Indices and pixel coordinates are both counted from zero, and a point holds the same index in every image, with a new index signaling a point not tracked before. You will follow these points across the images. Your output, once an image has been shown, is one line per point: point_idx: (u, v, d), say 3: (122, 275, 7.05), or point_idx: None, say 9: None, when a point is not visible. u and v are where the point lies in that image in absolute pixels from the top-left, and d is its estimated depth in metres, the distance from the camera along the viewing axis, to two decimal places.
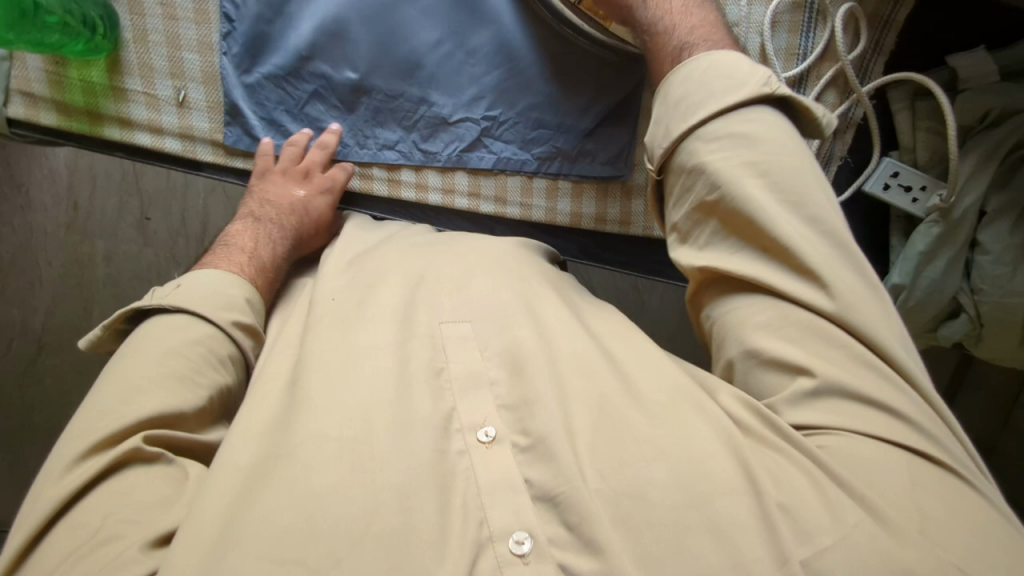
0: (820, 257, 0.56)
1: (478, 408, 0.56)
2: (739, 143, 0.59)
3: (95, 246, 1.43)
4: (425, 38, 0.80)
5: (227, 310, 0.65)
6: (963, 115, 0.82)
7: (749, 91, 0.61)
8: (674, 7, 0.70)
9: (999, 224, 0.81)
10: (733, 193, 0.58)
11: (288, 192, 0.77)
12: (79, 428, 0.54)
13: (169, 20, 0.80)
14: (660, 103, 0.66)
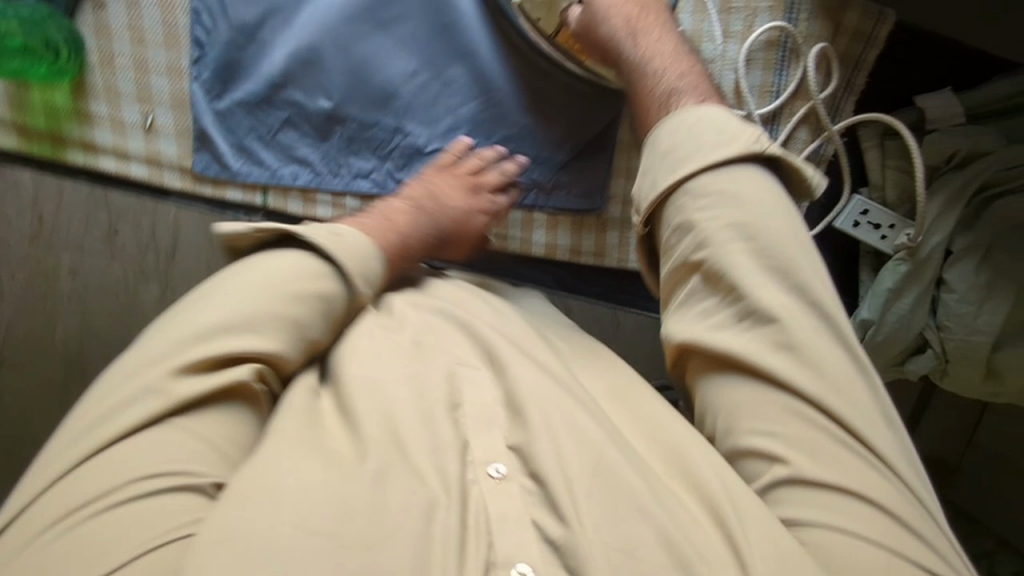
0: (803, 332, 0.56)
1: (488, 444, 0.57)
2: (729, 204, 0.60)
3: (60, 260, 1.37)
4: (402, 69, 0.80)
5: (361, 278, 0.64)
6: (930, 156, 0.83)
7: (735, 147, 0.62)
8: (661, 49, 0.70)
9: (965, 263, 0.82)
10: (716, 256, 0.59)
11: (458, 195, 0.75)
12: (178, 341, 0.56)
13: (137, 44, 0.78)
14: (648, 151, 0.66)
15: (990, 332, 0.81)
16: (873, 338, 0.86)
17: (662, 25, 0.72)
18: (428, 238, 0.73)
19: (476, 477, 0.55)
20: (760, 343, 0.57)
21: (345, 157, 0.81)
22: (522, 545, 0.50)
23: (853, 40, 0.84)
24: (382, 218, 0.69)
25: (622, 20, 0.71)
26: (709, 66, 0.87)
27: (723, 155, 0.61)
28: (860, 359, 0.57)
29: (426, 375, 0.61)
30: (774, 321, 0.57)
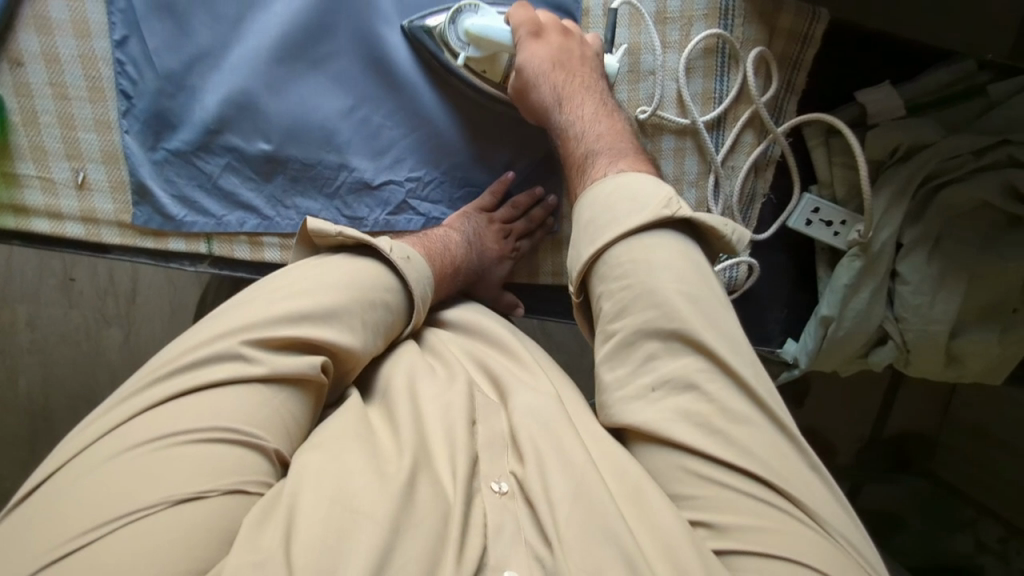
0: (714, 398, 0.58)
1: (499, 464, 0.60)
2: (641, 271, 0.62)
3: (17, 312, 1.34)
4: (339, 105, 0.80)
5: (421, 302, 0.71)
6: (874, 151, 0.83)
7: (650, 214, 0.63)
8: (584, 116, 0.74)
9: (916, 255, 0.82)
10: (631, 325, 0.61)
11: (490, 234, 0.81)
12: (268, 318, 0.61)
13: (60, 99, 0.76)
14: (576, 211, 0.70)
15: (946, 320, 0.82)
16: (835, 334, 0.86)
17: (587, 88, 0.76)
18: (469, 270, 0.79)
19: (481, 488, 0.58)
20: (676, 407, 0.58)
21: (290, 198, 0.80)
22: (513, 554, 0.54)
23: (790, 42, 0.85)
24: (437, 245, 0.76)
25: (550, 88, 0.75)
26: (651, 77, 0.87)
27: (640, 222, 0.63)
28: (781, 423, 0.59)
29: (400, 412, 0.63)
30: (693, 384, 0.58)
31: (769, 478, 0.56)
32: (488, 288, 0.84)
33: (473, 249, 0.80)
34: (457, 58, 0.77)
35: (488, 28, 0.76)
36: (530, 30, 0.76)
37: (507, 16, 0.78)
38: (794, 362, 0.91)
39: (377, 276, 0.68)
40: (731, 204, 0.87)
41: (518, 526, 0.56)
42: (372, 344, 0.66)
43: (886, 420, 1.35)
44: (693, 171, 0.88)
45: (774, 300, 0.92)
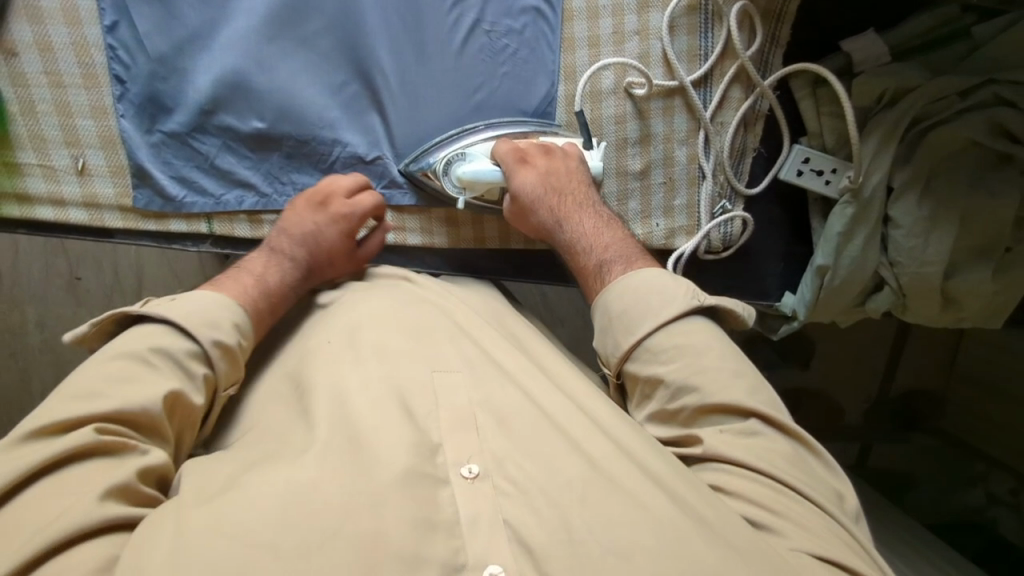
0: (761, 429, 0.62)
1: (467, 445, 0.57)
2: (687, 357, 0.65)
3: (26, 313, 1.36)
4: (328, 82, 0.81)
5: (209, 327, 0.64)
6: (861, 98, 0.84)
7: (685, 305, 0.68)
8: (586, 230, 0.77)
9: (908, 197, 0.83)
10: (695, 402, 0.63)
11: (303, 223, 0.75)
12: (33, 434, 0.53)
13: (55, 88, 0.77)
14: (600, 314, 0.73)
15: (941, 260, 0.83)
16: (831, 283, 0.87)
17: (583, 200, 0.79)
18: (293, 272, 0.74)
19: (449, 476, 0.55)
20: (732, 436, 0.62)
21: (286, 175, 0.82)
22: (493, 546, 0.51)
23: None
24: (235, 274, 0.72)
25: (548, 209, 0.78)
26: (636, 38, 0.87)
27: (679, 311, 0.68)
28: (808, 444, 0.63)
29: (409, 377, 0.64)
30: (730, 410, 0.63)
31: (781, 471, 0.59)
32: (342, 264, 0.78)
33: (281, 255, 0.74)
34: (455, 194, 0.80)
35: (479, 172, 0.79)
36: (515, 161, 0.79)
37: (491, 149, 0.81)
38: (793, 314, 0.92)
39: (146, 335, 0.62)
40: (722, 159, 0.88)
41: (497, 510, 0.53)
42: (194, 378, 0.63)
43: (890, 382, 1.37)
44: (683, 128, 0.89)
45: (769, 255, 0.93)
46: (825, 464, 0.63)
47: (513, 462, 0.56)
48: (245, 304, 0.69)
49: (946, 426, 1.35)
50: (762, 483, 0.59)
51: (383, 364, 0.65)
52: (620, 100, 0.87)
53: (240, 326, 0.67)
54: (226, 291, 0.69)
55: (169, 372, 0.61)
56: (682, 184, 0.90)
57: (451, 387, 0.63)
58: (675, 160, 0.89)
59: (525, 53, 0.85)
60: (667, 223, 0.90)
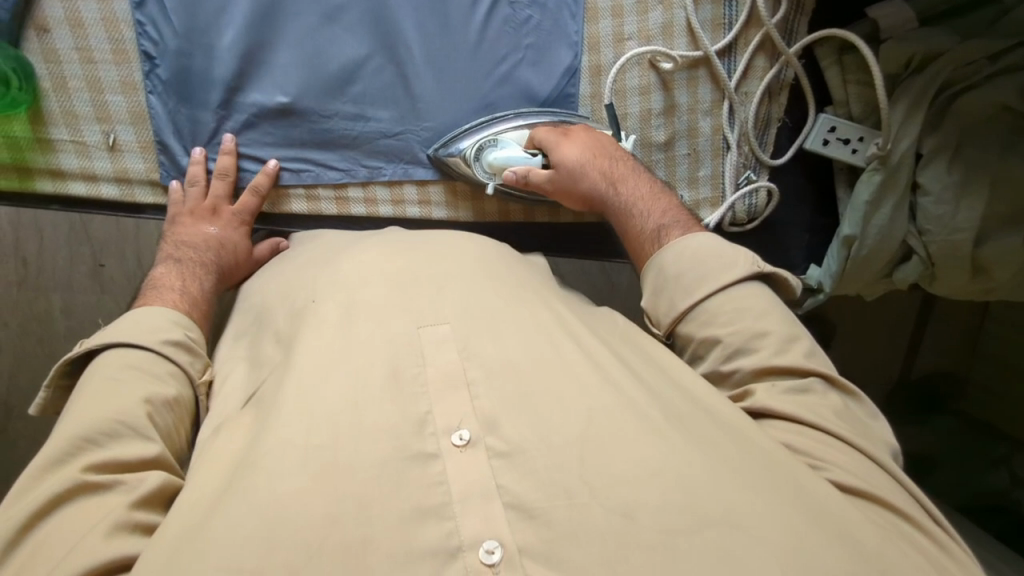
0: (814, 386, 0.61)
1: (457, 409, 0.55)
2: (747, 318, 0.64)
3: (52, 300, 1.32)
4: (352, 55, 0.81)
5: (160, 331, 0.65)
6: (889, 65, 0.83)
7: (746, 273, 0.67)
8: (640, 194, 0.75)
9: (937, 163, 0.82)
10: (753, 362, 0.63)
11: (200, 231, 0.76)
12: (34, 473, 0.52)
13: (87, 64, 0.78)
14: (652, 276, 0.71)
15: (972, 227, 0.82)
16: (858, 254, 0.85)
17: (628, 166, 0.78)
18: (208, 279, 0.74)
19: (440, 449, 0.52)
20: (791, 393, 0.61)
21: (310, 150, 0.82)
22: (490, 521, 0.49)
23: None
24: (157, 290, 0.70)
25: (596, 172, 0.76)
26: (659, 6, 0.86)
27: (737, 277, 0.66)
28: (849, 392, 0.63)
29: (424, 338, 0.60)
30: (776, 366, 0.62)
31: (830, 423, 0.59)
32: (245, 269, 0.78)
33: (191, 263, 0.74)
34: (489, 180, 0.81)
35: (511, 157, 0.79)
36: (556, 138, 0.79)
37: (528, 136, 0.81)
38: (818, 287, 0.91)
39: (106, 363, 0.62)
40: (747, 129, 0.87)
41: (491, 477, 0.51)
42: (163, 378, 0.63)
43: (913, 361, 1.35)
44: (707, 99, 0.88)
45: (793, 227, 0.92)
46: (864, 409, 0.63)
47: (511, 428, 0.53)
48: (179, 310, 0.69)
49: (972, 408, 1.31)
50: (810, 434, 0.58)
51: (369, 325, 0.62)
52: (644, 71, 0.88)
53: (183, 324, 0.67)
54: (156, 304, 0.68)
55: (136, 380, 0.61)
56: (706, 155, 0.89)
57: (439, 343, 0.59)
58: (699, 131, 0.89)
59: (547, 25, 0.85)
60: (692, 195, 0.90)
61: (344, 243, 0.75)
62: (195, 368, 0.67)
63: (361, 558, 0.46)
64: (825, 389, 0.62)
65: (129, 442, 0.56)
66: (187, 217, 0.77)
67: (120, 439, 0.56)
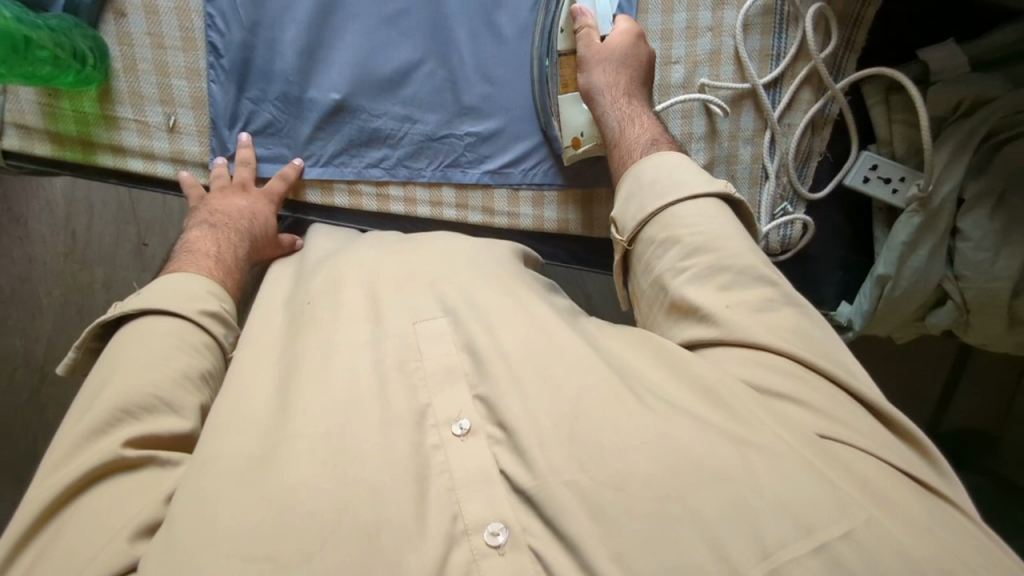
0: (766, 300, 0.62)
1: (456, 399, 0.56)
2: (710, 223, 0.67)
3: (94, 274, 1.37)
4: (405, 59, 0.84)
5: (193, 302, 0.66)
6: (937, 106, 0.82)
7: (714, 188, 0.69)
8: (644, 110, 0.78)
9: (978, 211, 0.82)
10: (711, 260, 0.64)
11: (234, 205, 0.79)
12: (73, 447, 0.54)
13: (157, 49, 0.82)
14: (627, 185, 0.73)
15: (1010, 276, 0.81)
16: (892, 293, 0.85)
17: (641, 94, 0.79)
18: (242, 247, 0.75)
19: (442, 440, 0.54)
20: (745, 302, 0.62)
21: (356, 148, 0.85)
22: (492, 506, 0.51)
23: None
24: (193, 257, 0.71)
25: (612, 74, 0.78)
26: (709, 34, 0.88)
27: (706, 192, 0.69)
28: (814, 318, 0.63)
29: (418, 332, 0.61)
30: (727, 269, 0.64)
31: (813, 356, 0.59)
32: (270, 250, 0.80)
33: (227, 233, 0.75)
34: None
35: (602, 6, 0.82)
36: (626, 28, 0.79)
37: (615, 18, 0.81)
38: (848, 324, 0.90)
39: (140, 330, 0.62)
40: (787, 161, 0.88)
41: (492, 461, 0.53)
42: (196, 349, 0.63)
43: (944, 413, 1.32)
44: (749, 127, 0.89)
45: (827, 262, 0.91)
46: (815, 317, 0.63)
47: (523, 423, 0.54)
48: (214, 278, 0.70)
49: (1004, 466, 1.27)
50: (762, 365, 0.59)
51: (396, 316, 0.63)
52: (688, 95, 0.89)
53: (217, 294, 0.69)
54: (192, 271, 0.69)
55: (176, 354, 0.61)
56: (744, 182, 0.90)
57: (436, 338, 0.60)
58: (738, 158, 0.90)
59: None
60: None
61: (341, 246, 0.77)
62: (225, 338, 0.67)
63: (374, 536, 0.48)
64: (781, 304, 0.62)
65: (164, 417, 0.57)
66: (218, 193, 0.80)
67: (156, 415, 0.57)
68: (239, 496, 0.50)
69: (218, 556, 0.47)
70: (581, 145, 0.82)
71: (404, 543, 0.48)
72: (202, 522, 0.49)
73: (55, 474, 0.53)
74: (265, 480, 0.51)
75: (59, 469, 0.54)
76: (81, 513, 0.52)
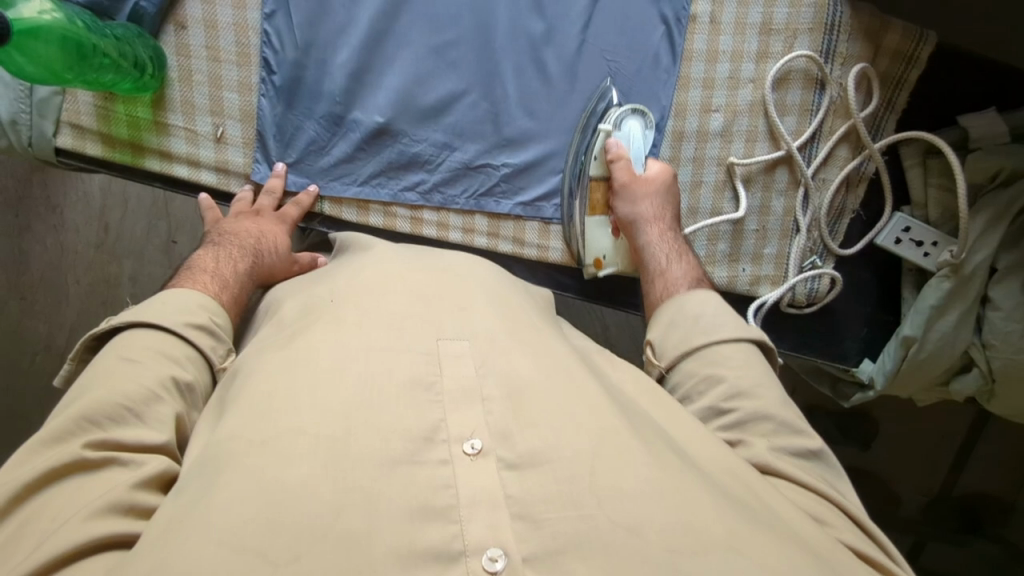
0: (800, 451, 0.63)
1: (471, 418, 0.55)
2: (751, 370, 0.68)
3: (122, 267, 1.39)
4: (449, 89, 0.86)
5: (179, 315, 0.66)
6: (975, 174, 0.83)
7: (753, 332, 0.71)
8: (679, 249, 0.82)
9: (1010, 282, 0.81)
10: (754, 407, 0.65)
11: (240, 226, 0.80)
12: (42, 441, 0.53)
13: (212, 61, 0.85)
14: (669, 313, 0.75)
15: None
16: (917, 356, 0.84)
17: (677, 229, 0.84)
18: (242, 262, 0.76)
19: (451, 455, 0.52)
20: (781, 452, 0.63)
21: (394, 172, 0.87)
22: (494, 526, 0.48)
23: (894, 62, 0.86)
24: (192, 273, 0.73)
25: (652, 209, 0.83)
26: (750, 85, 0.89)
27: (748, 334, 0.71)
28: (834, 471, 0.65)
29: (443, 350, 0.60)
30: (770, 418, 0.65)
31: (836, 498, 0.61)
32: (283, 269, 0.81)
33: (229, 252, 0.77)
34: (606, 127, 0.84)
35: (635, 146, 0.86)
36: (663, 168, 0.84)
37: (647, 158, 0.85)
38: (869, 382, 0.90)
39: (123, 341, 0.62)
40: (819, 216, 0.88)
41: (501, 486, 0.50)
42: (178, 360, 0.63)
43: (957, 478, 1.30)
44: (783, 181, 0.89)
45: (852, 318, 0.91)
46: (835, 470, 0.66)
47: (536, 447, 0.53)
48: (207, 292, 0.70)
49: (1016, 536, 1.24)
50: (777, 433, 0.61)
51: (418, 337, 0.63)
52: (725, 143, 0.89)
53: (208, 308, 0.69)
54: (187, 286, 0.70)
55: (156, 364, 0.61)
56: (774, 235, 0.90)
57: (456, 358, 0.60)
58: (771, 211, 0.90)
59: (639, 87, 0.89)
60: (754, 270, 0.90)
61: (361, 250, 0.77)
62: (215, 352, 0.67)
63: (364, 546, 0.46)
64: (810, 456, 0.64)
65: (132, 429, 0.56)
66: (232, 218, 0.82)
67: (123, 424, 0.56)
68: (226, 493, 0.48)
69: (208, 543, 0.45)
70: (602, 267, 0.86)
71: (401, 553, 0.45)
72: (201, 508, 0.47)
73: (29, 460, 0.52)
74: (262, 477, 0.49)
75: (27, 459, 0.52)
76: (65, 491, 0.51)
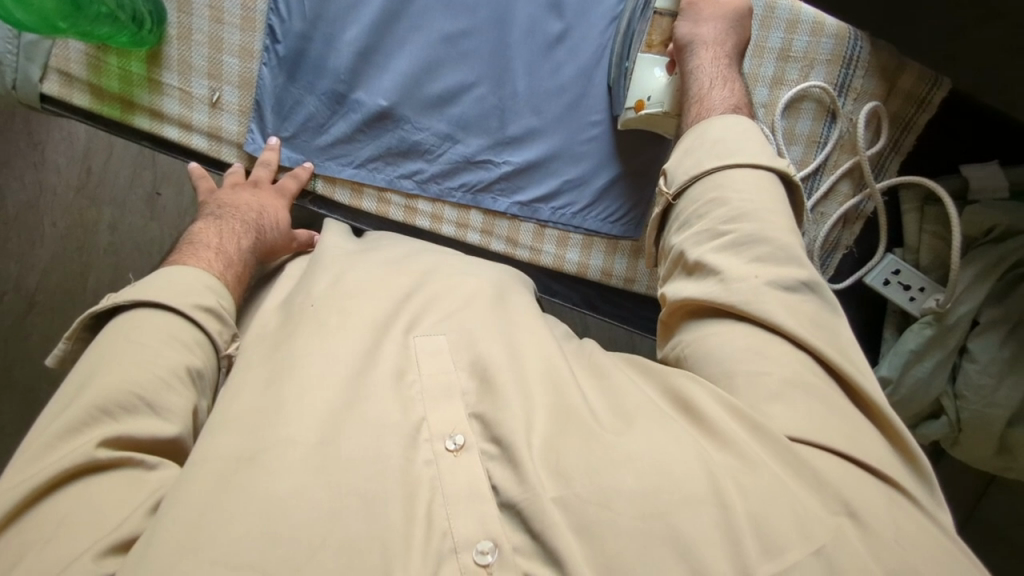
0: (790, 289, 0.59)
1: (449, 416, 0.54)
2: (760, 194, 0.64)
3: (102, 213, 1.35)
4: (458, 79, 0.83)
5: (187, 295, 0.63)
6: (970, 226, 0.83)
7: (774, 163, 0.67)
8: (731, 78, 0.75)
9: (990, 335, 0.83)
10: (753, 227, 0.61)
11: (239, 200, 0.78)
12: (54, 436, 0.51)
13: (215, 22, 0.82)
14: (688, 139, 0.71)
15: (1008, 406, 0.83)
16: (892, 397, 0.86)
17: (734, 61, 0.77)
18: (245, 239, 0.74)
19: (434, 453, 0.52)
20: (774, 281, 0.59)
21: (392, 156, 0.84)
22: (479, 522, 0.48)
23: (905, 102, 0.85)
24: (194, 249, 0.70)
25: (712, 33, 0.76)
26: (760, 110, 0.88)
27: (767, 163, 0.66)
28: (829, 304, 0.61)
29: (418, 348, 0.59)
30: (766, 240, 0.61)
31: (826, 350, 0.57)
32: (282, 245, 0.79)
33: (232, 225, 0.74)
34: None
35: None
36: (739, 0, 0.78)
37: None
38: None
39: (131, 323, 0.60)
40: (813, 248, 0.88)
41: (485, 478, 0.50)
42: (188, 346, 0.61)
43: None
44: None
45: None
46: (832, 308, 0.61)
47: (513, 437, 0.51)
48: (213, 269, 0.68)
49: None
50: (761, 354, 0.57)
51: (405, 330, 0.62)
52: None
53: (215, 291, 0.66)
54: (191, 263, 0.67)
55: (167, 350, 0.59)
56: None
57: (431, 355, 0.59)
58: None
59: None
60: None
61: (356, 249, 0.75)
62: (221, 337, 0.65)
63: (355, 547, 0.45)
64: (805, 291, 0.60)
65: (144, 419, 0.54)
66: (227, 189, 0.80)
67: (136, 415, 0.54)
68: (220, 505, 0.47)
69: (199, 563, 0.44)
70: (644, 109, 0.80)
71: (391, 558, 0.45)
72: (194, 521, 0.46)
73: (35, 465, 0.50)
74: (255, 484, 0.48)
75: (34, 461, 0.50)
76: (71, 489, 0.50)
